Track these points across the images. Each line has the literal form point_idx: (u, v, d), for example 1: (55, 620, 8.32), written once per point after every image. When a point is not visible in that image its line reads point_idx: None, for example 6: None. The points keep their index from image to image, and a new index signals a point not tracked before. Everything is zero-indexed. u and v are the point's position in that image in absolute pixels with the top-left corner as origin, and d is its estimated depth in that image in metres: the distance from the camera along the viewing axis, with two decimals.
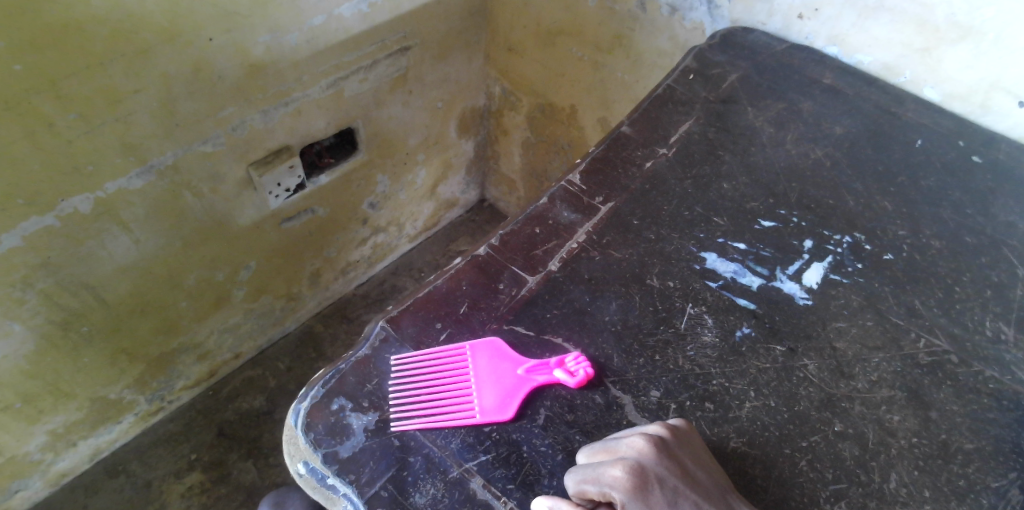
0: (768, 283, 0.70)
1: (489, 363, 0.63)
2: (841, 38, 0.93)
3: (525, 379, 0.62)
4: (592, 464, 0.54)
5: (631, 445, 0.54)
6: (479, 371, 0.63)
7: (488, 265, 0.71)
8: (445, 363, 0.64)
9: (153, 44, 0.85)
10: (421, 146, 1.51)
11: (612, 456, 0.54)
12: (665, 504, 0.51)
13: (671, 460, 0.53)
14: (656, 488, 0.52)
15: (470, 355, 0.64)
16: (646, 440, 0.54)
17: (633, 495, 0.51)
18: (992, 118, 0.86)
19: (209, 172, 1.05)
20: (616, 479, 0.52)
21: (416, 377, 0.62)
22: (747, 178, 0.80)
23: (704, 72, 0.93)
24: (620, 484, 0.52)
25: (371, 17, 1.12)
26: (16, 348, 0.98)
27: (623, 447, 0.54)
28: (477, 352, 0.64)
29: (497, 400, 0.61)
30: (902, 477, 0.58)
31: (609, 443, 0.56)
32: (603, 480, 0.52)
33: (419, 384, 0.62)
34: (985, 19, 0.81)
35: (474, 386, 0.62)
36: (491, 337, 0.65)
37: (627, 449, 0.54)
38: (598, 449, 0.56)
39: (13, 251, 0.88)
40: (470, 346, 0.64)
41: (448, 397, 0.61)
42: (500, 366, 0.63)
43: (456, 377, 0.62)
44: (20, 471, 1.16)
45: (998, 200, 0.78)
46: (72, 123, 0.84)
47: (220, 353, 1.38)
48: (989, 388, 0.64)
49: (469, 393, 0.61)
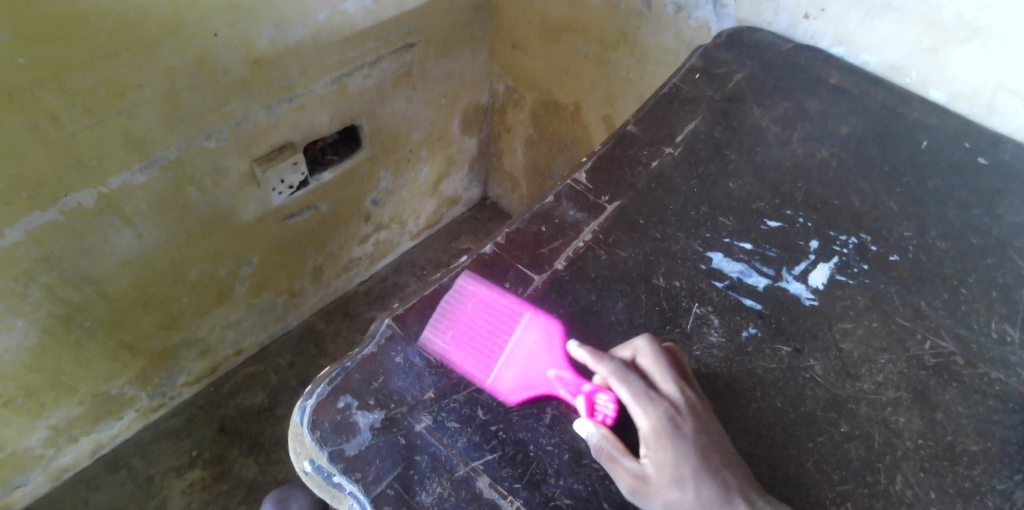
0: (774, 283, 0.70)
1: (531, 348, 0.64)
2: (848, 38, 0.93)
3: (551, 380, 0.62)
4: (638, 375, 0.59)
5: (680, 390, 0.58)
6: (525, 343, 0.65)
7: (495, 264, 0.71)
8: (502, 318, 0.67)
9: (156, 36, 0.85)
10: (424, 143, 1.51)
11: (654, 384, 0.59)
12: (686, 451, 0.55)
13: (706, 417, 0.57)
14: (686, 436, 0.56)
15: (522, 326, 0.65)
16: (693, 394, 0.58)
17: (661, 434, 0.56)
18: (999, 119, 0.86)
19: (211, 166, 1.04)
20: (654, 410, 0.57)
21: (471, 312, 0.67)
22: (753, 177, 0.80)
23: (711, 71, 0.93)
24: (656, 418, 0.57)
25: (376, 12, 1.12)
26: (18, 342, 0.97)
27: (673, 387, 0.58)
28: (531, 324, 0.66)
29: (513, 385, 0.62)
30: (908, 478, 0.58)
31: (663, 367, 0.59)
32: (641, 402, 0.58)
33: (467, 321, 0.66)
34: (992, 20, 0.81)
35: (505, 358, 0.64)
36: (531, 308, 0.67)
37: (674, 390, 0.58)
38: (652, 360, 0.60)
39: (17, 245, 0.88)
40: (528, 317, 0.66)
41: (478, 350, 0.64)
42: (538, 355, 0.63)
43: (499, 335, 0.65)
44: (22, 465, 1.15)
45: (1004, 201, 0.78)
46: (77, 116, 0.84)
47: (221, 349, 1.38)
48: (995, 389, 0.64)
49: (499, 356, 0.64)
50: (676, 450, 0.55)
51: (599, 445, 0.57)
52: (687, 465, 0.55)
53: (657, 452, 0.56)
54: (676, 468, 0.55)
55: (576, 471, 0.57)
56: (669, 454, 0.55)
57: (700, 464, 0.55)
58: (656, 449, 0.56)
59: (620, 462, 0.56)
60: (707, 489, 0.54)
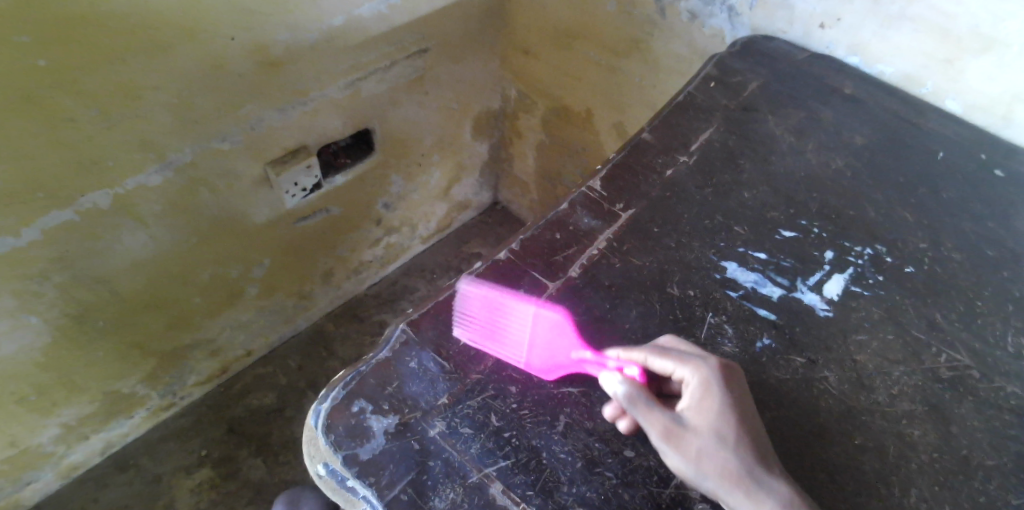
0: (788, 293, 0.70)
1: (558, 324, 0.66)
2: (863, 47, 0.92)
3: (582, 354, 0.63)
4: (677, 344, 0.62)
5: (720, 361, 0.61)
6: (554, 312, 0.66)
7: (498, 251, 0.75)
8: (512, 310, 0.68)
9: (174, 41, 0.86)
10: (435, 147, 1.51)
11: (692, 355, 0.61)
12: (727, 410, 0.57)
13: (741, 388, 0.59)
14: (729, 397, 0.57)
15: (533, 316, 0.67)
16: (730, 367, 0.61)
17: (703, 390, 0.58)
18: (1015, 131, 0.85)
19: (226, 169, 1.05)
20: (700, 369, 0.59)
21: (483, 306, 0.68)
22: (768, 187, 0.80)
23: (725, 80, 0.93)
24: (702, 376, 0.58)
25: (390, 17, 1.12)
26: (31, 340, 0.98)
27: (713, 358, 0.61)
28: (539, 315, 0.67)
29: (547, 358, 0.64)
30: (923, 493, 0.57)
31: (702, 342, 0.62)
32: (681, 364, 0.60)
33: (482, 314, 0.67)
34: (1009, 31, 0.80)
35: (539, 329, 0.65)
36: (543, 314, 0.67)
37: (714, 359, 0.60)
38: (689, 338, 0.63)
39: (33, 244, 0.89)
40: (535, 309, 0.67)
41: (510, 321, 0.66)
42: (558, 340, 0.64)
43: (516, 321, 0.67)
44: (32, 463, 1.16)
45: (1020, 214, 0.78)
46: (93, 118, 0.85)
47: (232, 350, 1.39)
48: (1010, 403, 0.63)
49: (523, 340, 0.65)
50: (718, 406, 0.57)
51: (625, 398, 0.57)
52: (727, 420, 0.56)
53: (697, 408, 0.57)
54: (717, 424, 0.56)
55: (589, 479, 0.57)
56: (712, 408, 0.57)
57: (740, 421, 0.56)
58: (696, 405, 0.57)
59: (655, 408, 0.56)
60: (744, 448, 0.55)
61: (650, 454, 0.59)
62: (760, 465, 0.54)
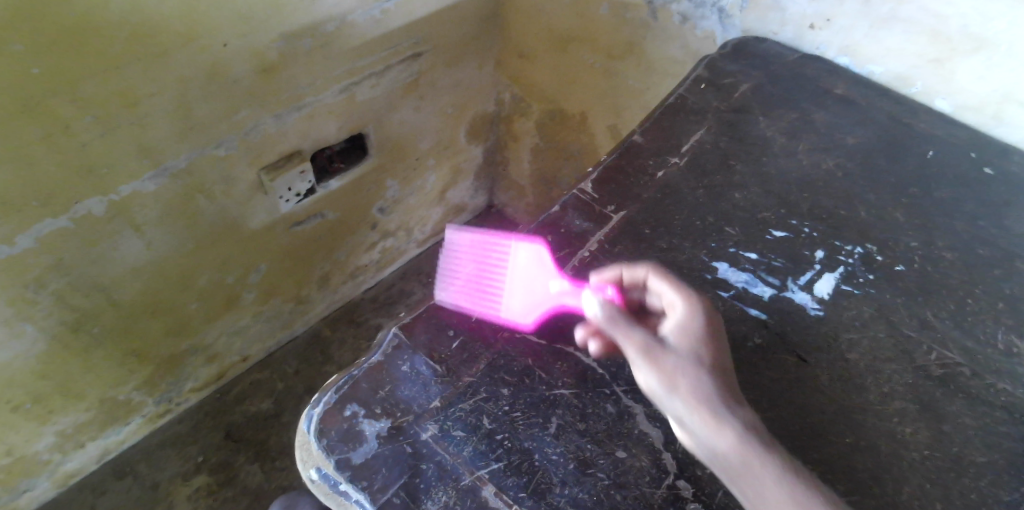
0: (780, 293, 0.70)
1: (526, 271, 0.72)
2: (854, 48, 0.92)
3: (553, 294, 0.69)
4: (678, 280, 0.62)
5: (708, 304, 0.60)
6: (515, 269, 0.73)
7: (458, 236, 0.83)
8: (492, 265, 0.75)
9: (170, 47, 0.86)
10: (431, 151, 1.52)
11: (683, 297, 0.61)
12: (708, 339, 0.56)
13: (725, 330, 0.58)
14: (711, 330, 0.57)
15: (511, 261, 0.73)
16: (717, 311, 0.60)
17: (689, 318, 0.57)
18: (1005, 130, 0.85)
19: (221, 175, 1.05)
20: (687, 302, 0.59)
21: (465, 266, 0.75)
22: (760, 188, 0.80)
23: (716, 82, 0.93)
24: (688, 308, 0.58)
25: (384, 22, 1.13)
26: (27, 348, 0.98)
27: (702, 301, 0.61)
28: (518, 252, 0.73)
29: (523, 307, 0.69)
30: (915, 490, 0.58)
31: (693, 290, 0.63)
32: (676, 296, 0.60)
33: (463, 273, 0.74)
34: (998, 31, 0.81)
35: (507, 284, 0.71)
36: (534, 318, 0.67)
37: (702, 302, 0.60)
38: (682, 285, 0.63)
39: (28, 252, 0.89)
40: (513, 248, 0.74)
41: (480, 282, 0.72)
42: (536, 281, 0.71)
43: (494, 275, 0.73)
44: (29, 471, 1.16)
45: (1010, 212, 0.78)
46: (89, 125, 0.85)
47: (228, 355, 1.39)
48: (1002, 401, 0.63)
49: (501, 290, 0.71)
50: (701, 335, 0.56)
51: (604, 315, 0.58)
52: (706, 349, 0.55)
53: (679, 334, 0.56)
54: (696, 349, 0.55)
55: (581, 480, 0.57)
56: (693, 333, 0.56)
57: (719, 353, 0.55)
58: (678, 332, 0.56)
59: (635, 327, 0.56)
60: (718, 375, 0.53)
61: (642, 455, 0.59)
62: (730, 395, 0.52)
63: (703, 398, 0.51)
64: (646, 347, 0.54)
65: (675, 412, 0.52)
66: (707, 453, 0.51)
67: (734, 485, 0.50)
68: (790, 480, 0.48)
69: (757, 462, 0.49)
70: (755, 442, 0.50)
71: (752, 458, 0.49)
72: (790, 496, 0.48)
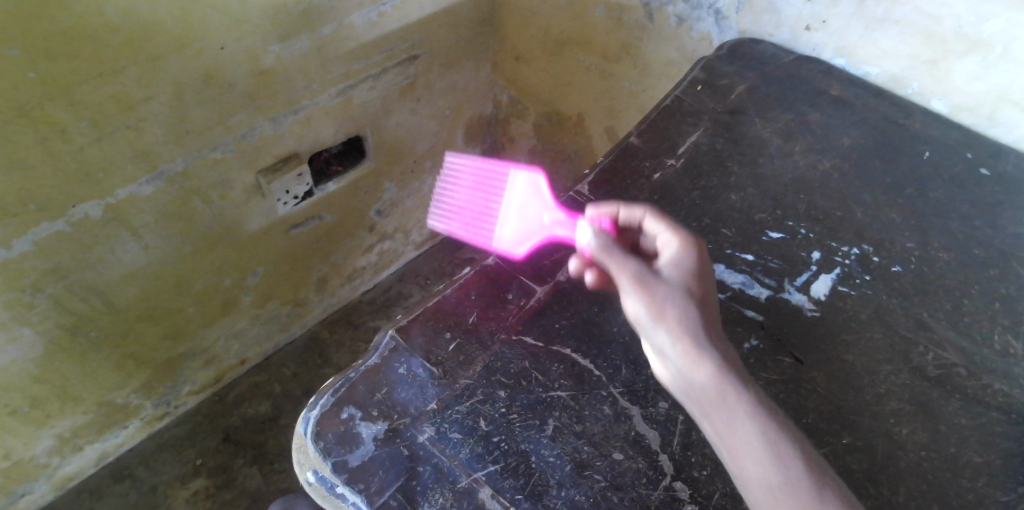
0: (776, 294, 0.71)
1: (522, 199, 0.76)
2: (849, 50, 0.93)
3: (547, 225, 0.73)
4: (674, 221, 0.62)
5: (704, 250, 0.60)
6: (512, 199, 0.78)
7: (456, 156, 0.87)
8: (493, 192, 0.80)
9: (165, 52, 0.86)
10: (428, 154, 1.52)
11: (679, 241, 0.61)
12: (700, 276, 0.55)
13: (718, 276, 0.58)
14: (705, 270, 0.56)
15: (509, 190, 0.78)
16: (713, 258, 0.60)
17: (683, 256, 0.57)
18: (1001, 130, 0.85)
19: (218, 178, 1.05)
20: (683, 242, 0.58)
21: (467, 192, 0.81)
22: (756, 189, 0.80)
23: (712, 83, 0.93)
24: (684, 246, 0.58)
25: (381, 25, 1.13)
26: (24, 352, 0.98)
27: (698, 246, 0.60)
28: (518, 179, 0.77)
29: (514, 238, 0.74)
30: (911, 491, 0.58)
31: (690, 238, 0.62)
32: (672, 235, 0.60)
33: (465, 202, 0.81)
34: (993, 31, 0.81)
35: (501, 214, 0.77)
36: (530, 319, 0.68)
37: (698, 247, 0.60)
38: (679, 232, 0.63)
39: (24, 256, 0.89)
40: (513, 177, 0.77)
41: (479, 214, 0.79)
42: (531, 208, 0.75)
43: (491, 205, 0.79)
44: (27, 475, 1.16)
45: (1006, 213, 0.78)
46: (85, 129, 0.85)
47: (226, 358, 1.39)
48: (998, 401, 0.64)
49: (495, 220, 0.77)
50: (694, 270, 0.55)
51: (599, 244, 0.58)
52: (698, 285, 0.54)
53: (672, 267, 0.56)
54: (688, 282, 0.54)
55: (578, 482, 0.57)
56: (686, 268, 0.55)
57: (710, 289, 0.54)
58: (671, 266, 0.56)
59: (628, 258, 0.56)
60: (706, 310, 0.52)
61: (639, 456, 0.59)
62: (716, 331, 0.51)
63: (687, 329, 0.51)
64: (637, 274, 0.54)
65: (657, 339, 0.51)
66: (685, 384, 0.50)
67: (706, 420, 0.50)
68: (762, 419, 0.48)
69: (733, 397, 0.48)
70: (733, 378, 0.49)
71: (728, 392, 0.48)
72: (764, 436, 0.47)
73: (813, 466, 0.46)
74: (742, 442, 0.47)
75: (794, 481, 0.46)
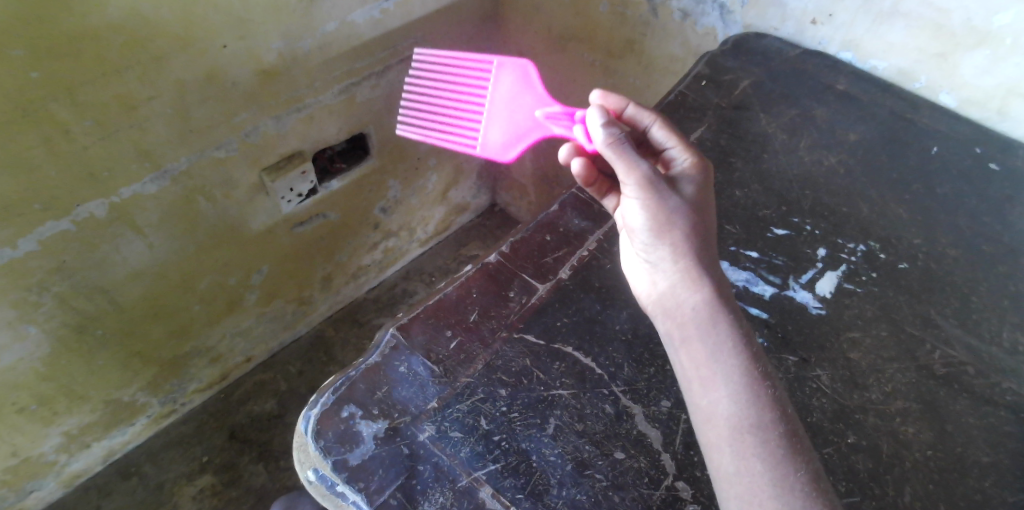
0: (780, 291, 0.70)
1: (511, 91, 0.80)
2: (855, 44, 0.91)
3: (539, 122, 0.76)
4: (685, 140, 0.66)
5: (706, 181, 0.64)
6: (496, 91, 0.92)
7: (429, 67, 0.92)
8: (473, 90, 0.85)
9: (167, 51, 0.86)
10: (433, 151, 1.51)
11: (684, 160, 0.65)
12: (701, 208, 0.60)
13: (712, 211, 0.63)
14: (707, 205, 0.61)
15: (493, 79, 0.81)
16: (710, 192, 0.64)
17: (691, 186, 0.61)
18: (1010, 125, 0.83)
19: (222, 177, 1.06)
20: (694, 170, 0.62)
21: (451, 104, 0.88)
22: (760, 186, 0.80)
23: (716, 78, 0.92)
24: (694, 175, 0.62)
25: (383, 23, 1.13)
26: (31, 350, 0.98)
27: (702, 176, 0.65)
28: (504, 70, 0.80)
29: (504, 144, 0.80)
30: (916, 491, 0.57)
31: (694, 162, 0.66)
32: (681, 154, 0.64)
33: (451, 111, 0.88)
34: (1002, 25, 0.78)
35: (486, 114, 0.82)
36: (531, 316, 0.67)
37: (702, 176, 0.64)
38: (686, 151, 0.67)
39: (31, 255, 0.90)
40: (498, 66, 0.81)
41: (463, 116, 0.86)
42: (522, 101, 0.80)
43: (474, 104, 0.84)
44: (35, 472, 1.17)
45: (1015, 209, 0.77)
46: (89, 129, 0.85)
47: (232, 357, 1.39)
48: (1007, 400, 0.63)
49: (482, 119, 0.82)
50: (699, 196, 0.60)
51: (611, 136, 0.61)
52: (700, 217, 0.59)
53: (681, 185, 0.61)
54: (691, 210, 0.59)
55: (579, 481, 0.57)
56: (692, 199, 0.60)
57: (710, 220, 0.60)
58: (679, 186, 0.61)
59: (642, 160, 0.60)
60: (702, 241, 0.58)
61: (641, 456, 0.59)
62: (710, 267, 0.57)
63: (687, 248, 0.57)
64: (648, 191, 0.58)
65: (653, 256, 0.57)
66: (674, 299, 0.57)
67: (686, 339, 0.55)
68: (740, 357, 0.53)
69: (721, 325, 0.54)
70: (723, 308, 0.55)
71: (711, 326, 0.54)
72: (738, 372, 0.53)
73: (780, 412, 0.52)
74: (719, 368, 0.53)
75: (756, 419, 0.51)
